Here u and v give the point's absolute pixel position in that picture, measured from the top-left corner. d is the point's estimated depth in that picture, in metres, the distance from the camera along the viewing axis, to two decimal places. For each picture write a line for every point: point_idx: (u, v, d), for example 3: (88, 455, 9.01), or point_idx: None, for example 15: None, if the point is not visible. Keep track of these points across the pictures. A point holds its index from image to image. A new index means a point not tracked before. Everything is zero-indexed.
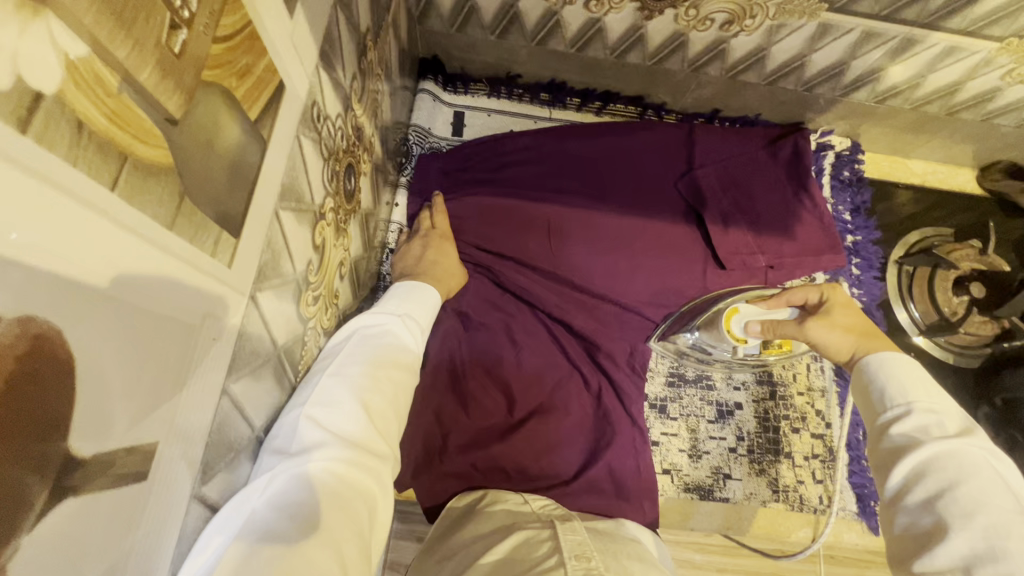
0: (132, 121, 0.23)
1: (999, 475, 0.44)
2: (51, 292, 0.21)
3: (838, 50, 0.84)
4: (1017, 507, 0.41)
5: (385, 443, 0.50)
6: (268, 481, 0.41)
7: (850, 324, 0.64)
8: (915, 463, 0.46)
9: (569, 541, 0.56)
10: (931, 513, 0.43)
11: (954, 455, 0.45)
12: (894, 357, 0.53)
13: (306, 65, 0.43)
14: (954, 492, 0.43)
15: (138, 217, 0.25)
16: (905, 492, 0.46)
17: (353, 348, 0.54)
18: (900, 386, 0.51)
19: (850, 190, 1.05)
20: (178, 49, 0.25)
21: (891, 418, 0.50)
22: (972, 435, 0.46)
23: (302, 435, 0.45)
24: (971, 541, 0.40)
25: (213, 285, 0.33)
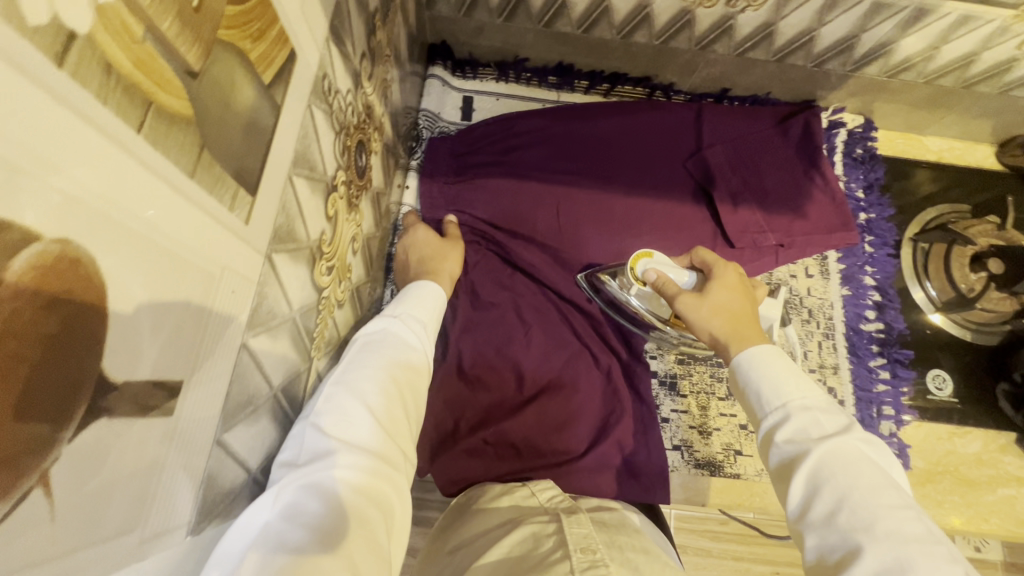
0: (154, 69, 0.25)
1: (876, 467, 0.47)
2: (86, 221, 0.22)
3: (847, 23, 0.83)
4: (900, 501, 0.44)
5: (396, 447, 0.50)
6: (275, 496, 0.41)
7: (723, 306, 0.66)
8: (809, 473, 0.48)
9: (574, 535, 0.55)
10: (835, 527, 0.45)
11: (838, 456, 0.47)
12: (760, 354, 0.57)
13: (317, 37, 0.45)
14: (847, 502, 0.45)
15: (162, 161, 0.27)
16: (806, 507, 0.47)
17: (355, 353, 0.54)
18: (775, 388, 0.53)
19: (863, 167, 1.04)
20: (195, 4, 0.27)
21: (774, 425, 0.52)
22: (849, 429, 0.49)
23: (308, 446, 0.45)
24: (877, 552, 0.41)
25: (231, 239, 0.35)
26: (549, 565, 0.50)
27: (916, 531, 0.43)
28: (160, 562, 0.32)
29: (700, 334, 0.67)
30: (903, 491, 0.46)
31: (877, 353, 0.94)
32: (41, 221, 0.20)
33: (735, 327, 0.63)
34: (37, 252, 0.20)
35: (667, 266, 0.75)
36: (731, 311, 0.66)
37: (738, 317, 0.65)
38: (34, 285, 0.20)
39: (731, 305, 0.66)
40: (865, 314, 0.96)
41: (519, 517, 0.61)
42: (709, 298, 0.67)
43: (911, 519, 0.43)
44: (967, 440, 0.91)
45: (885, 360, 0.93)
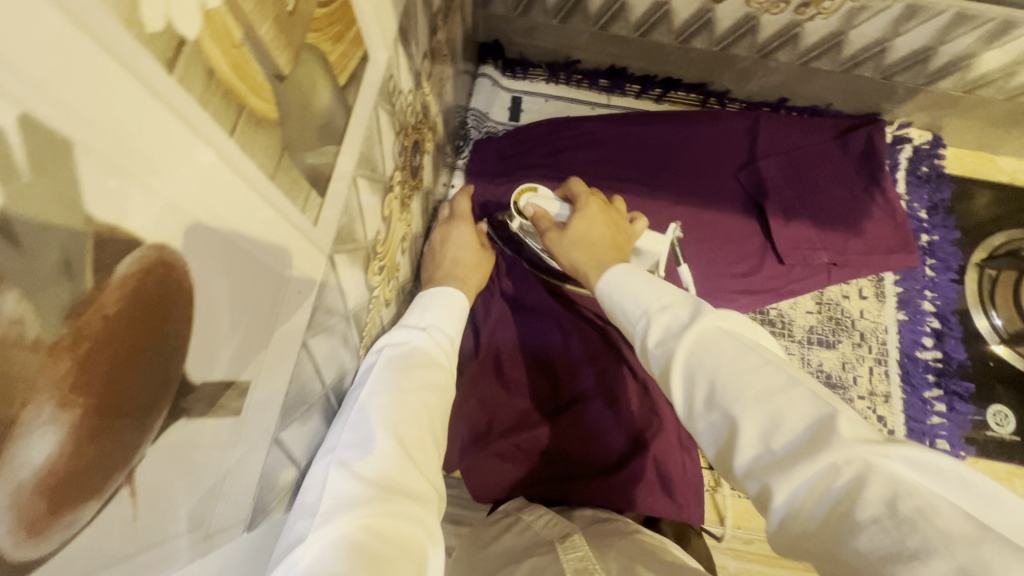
0: (249, 73, 0.25)
1: (737, 335, 0.38)
2: (182, 225, 0.22)
3: (925, 34, 0.78)
4: (763, 357, 0.36)
5: (426, 482, 0.46)
6: (299, 551, 0.36)
7: (582, 235, 0.63)
8: (681, 370, 0.38)
9: (571, 564, 0.51)
10: (717, 415, 0.36)
11: (703, 336, 0.39)
12: (616, 271, 0.49)
13: (387, 38, 0.44)
14: (717, 383, 0.36)
15: (248, 164, 0.27)
16: (689, 403, 0.38)
17: (381, 374, 0.52)
18: (632, 296, 0.45)
19: (927, 186, 0.98)
20: (290, 8, 0.26)
21: (642, 337, 0.43)
22: (704, 305, 0.41)
23: (333, 487, 0.41)
24: (751, 420, 0.34)
25: (301, 240, 0.35)
26: None
27: (782, 380, 0.35)
28: (219, 558, 0.32)
29: (567, 265, 0.64)
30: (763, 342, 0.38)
31: (933, 384, 0.89)
32: (143, 225, 0.20)
33: (589, 252, 0.60)
34: (138, 256, 0.20)
35: (546, 201, 0.73)
36: (588, 239, 0.63)
37: (597, 242, 0.62)
38: (134, 289, 0.20)
39: (586, 234, 0.63)
40: (922, 340, 0.91)
41: (524, 548, 0.57)
42: (571, 229, 0.65)
43: (775, 371, 0.35)
44: None
45: (942, 391, 0.88)
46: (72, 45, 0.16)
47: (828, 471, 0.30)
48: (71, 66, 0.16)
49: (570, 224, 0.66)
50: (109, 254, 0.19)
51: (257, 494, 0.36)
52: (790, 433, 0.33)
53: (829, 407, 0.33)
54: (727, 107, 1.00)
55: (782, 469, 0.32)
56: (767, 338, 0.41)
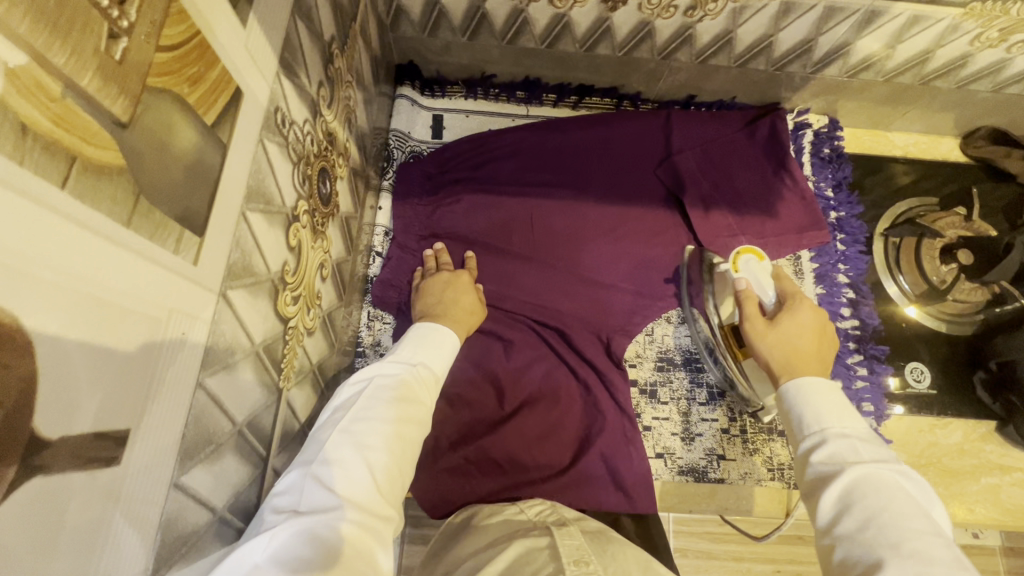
0: (77, 125, 0.25)
1: (910, 496, 0.47)
2: (5, 282, 0.22)
3: (803, 27, 0.84)
4: (930, 526, 0.44)
5: (388, 506, 0.49)
6: (270, 540, 0.42)
7: (790, 338, 0.67)
8: (840, 492, 0.48)
9: (567, 546, 0.53)
10: (863, 543, 0.44)
11: (875, 479, 0.48)
12: (807, 384, 0.59)
13: (265, 73, 0.45)
14: (877, 520, 0.45)
15: (91, 213, 0.27)
16: (836, 523, 0.47)
17: (367, 400, 0.54)
18: (819, 415, 0.56)
19: (831, 166, 1.05)
20: (119, 56, 0.26)
21: (812, 447, 0.54)
22: (890, 459, 0.50)
23: (306, 496, 0.46)
24: (898, 563, 0.41)
25: (178, 281, 0.35)
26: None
27: (943, 551, 0.42)
28: None
29: (757, 358, 0.69)
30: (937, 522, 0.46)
31: (853, 350, 0.94)
32: None
33: (790, 360, 0.65)
34: None
35: (763, 274, 0.82)
36: (795, 344, 0.66)
37: (800, 355, 0.65)
38: None
39: (799, 339, 0.67)
40: (841, 311, 0.96)
41: (514, 532, 0.60)
42: (775, 329, 0.68)
43: (940, 543, 0.42)
44: (948, 431, 0.92)
45: (862, 356, 0.93)
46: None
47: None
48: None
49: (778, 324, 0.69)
50: None
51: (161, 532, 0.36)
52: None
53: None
54: (640, 107, 1.05)
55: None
56: (937, 514, 0.48)
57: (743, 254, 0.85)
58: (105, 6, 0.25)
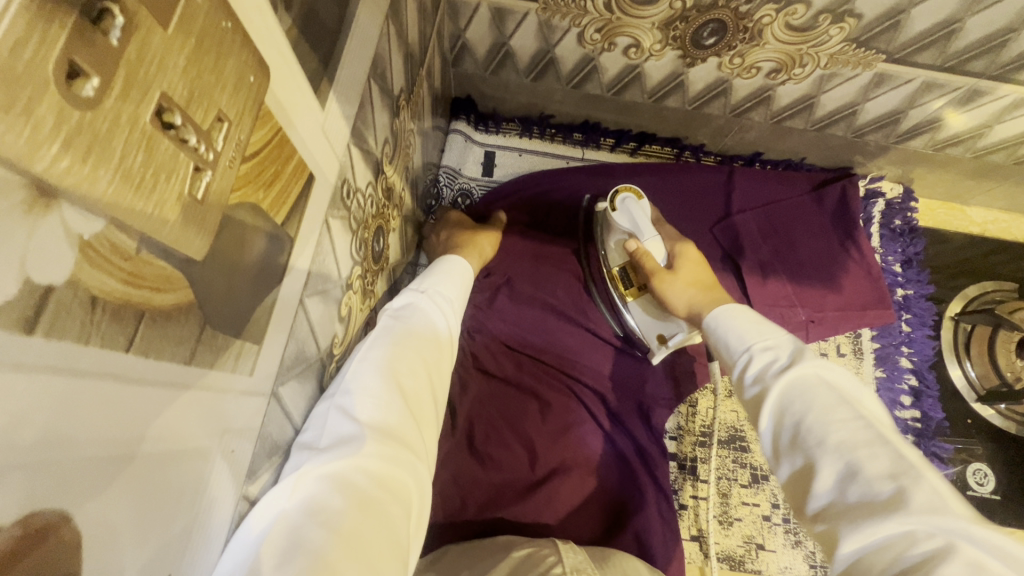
0: (151, 276, 0.22)
1: (835, 387, 0.40)
2: (56, 482, 0.19)
3: (895, 99, 0.79)
4: (857, 412, 0.38)
5: (419, 435, 0.46)
6: (298, 477, 0.38)
7: (692, 286, 0.67)
8: (771, 408, 0.42)
9: (570, 559, 0.56)
10: (799, 455, 0.39)
11: (799, 382, 0.42)
12: (726, 311, 0.53)
13: (337, 148, 0.42)
14: (804, 424, 0.39)
15: (153, 366, 0.24)
16: (774, 437, 0.42)
17: (384, 330, 0.52)
18: (738, 333, 0.50)
19: (901, 240, 0.98)
20: (200, 194, 0.23)
21: (738, 369, 0.47)
22: (806, 352, 0.44)
23: (330, 429, 0.42)
24: (830, 466, 0.36)
25: (233, 397, 0.32)
26: None
27: (867, 433, 0.37)
28: None
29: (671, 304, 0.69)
30: (869, 403, 0.39)
31: (912, 444, 0.88)
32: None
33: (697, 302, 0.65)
34: None
35: (641, 215, 0.75)
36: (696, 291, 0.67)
37: (701, 295, 0.66)
38: None
39: (699, 285, 0.67)
40: (900, 399, 0.90)
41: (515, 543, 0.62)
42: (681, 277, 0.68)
43: (866, 426, 0.37)
44: None
45: (920, 452, 0.87)
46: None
47: (903, 538, 0.31)
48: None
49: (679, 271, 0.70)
50: None
51: (222, 545, 0.34)
52: (866, 486, 0.34)
53: (917, 472, 0.34)
54: (701, 160, 1.00)
55: (849, 511, 0.34)
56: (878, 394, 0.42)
57: (621, 189, 0.77)
58: (193, 144, 0.22)
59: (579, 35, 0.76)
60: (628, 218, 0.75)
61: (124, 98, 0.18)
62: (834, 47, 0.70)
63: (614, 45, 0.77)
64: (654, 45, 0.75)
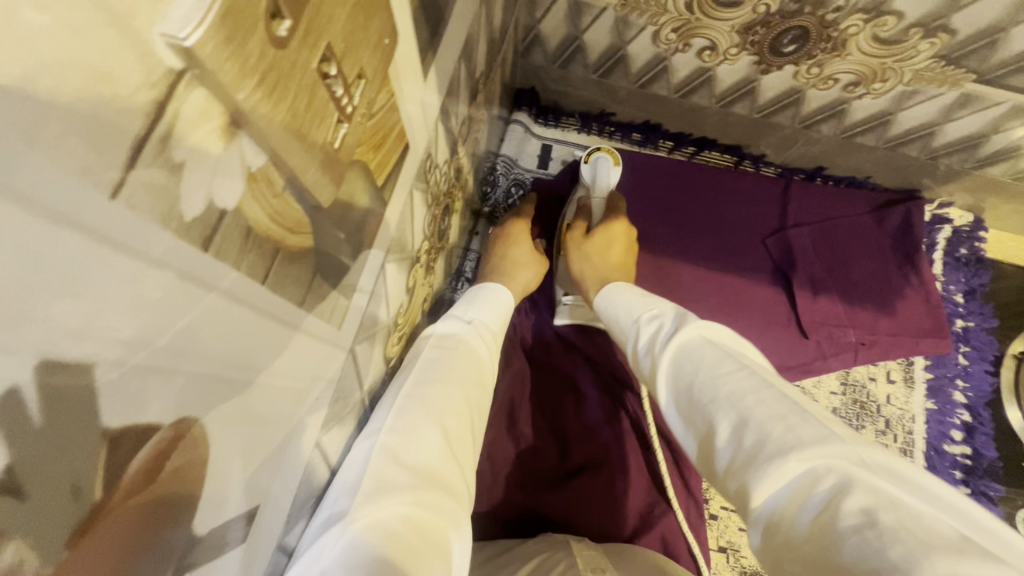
0: (289, 217, 0.24)
1: (717, 344, 0.40)
2: (201, 393, 0.21)
3: (979, 122, 0.76)
4: (739, 361, 0.38)
5: (463, 480, 0.42)
6: (341, 532, 0.35)
7: (594, 252, 0.70)
8: (666, 375, 0.41)
9: (584, 558, 0.57)
10: (699, 416, 0.38)
11: (686, 345, 0.42)
12: (614, 288, 0.57)
13: (428, 121, 0.43)
14: (696, 384, 0.38)
15: (278, 303, 0.25)
16: (675, 406, 0.40)
17: (427, 363, 0.50)
18: (630, 309, 0.51)
19: (965, 269, 0.95)
20: (337, 143, 0.25)
21: (632, 347, 0.49)
22: (687, 315, 0.45)
23: (373, 470, 0.39)
24: (727, 420, 0.35)
25: (325, 346, 0.33)
26: None
27: (750, 383, 0.36)
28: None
29: (572, 269, 0.71)
30: (747, 351, 0.40)
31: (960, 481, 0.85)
32: (162, 410, 0.19)
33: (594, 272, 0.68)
34: (154, 442, 0.19)
35: (608, 176, 0.83)
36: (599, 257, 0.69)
37: (604, 264, 0.69)
38: (143, 479, 0.18)
39: (603, 252, 0.70)
40: (950, 433, 0.88)
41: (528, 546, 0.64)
42: (589, 242, 0.71)
43: (748, 374, 0.37)
44: None
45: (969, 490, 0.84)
46: (74, 258, 0.13)
47: (807, 479, 0.31)
48: (79, 287, 0.14)
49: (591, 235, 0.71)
50: (123, 457, 0.17)
51: (294, 489, 0.35)
52: (758, 430, 0.33)
53: (796, 410, 0.34)
54: (761, 170, 0.98)
55: (750, 459, 0.33)
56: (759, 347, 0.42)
57: (599, 150, 0.85)
58: (339, 95, 0.24)
59: (654, 34, 0.76)
60: (589, 170, 0.85)
61: (302, 45, 0.20)
62: (922, 63, 0.68)
63: (689, 46, 0.76)
64: (730, 49, 0.74)
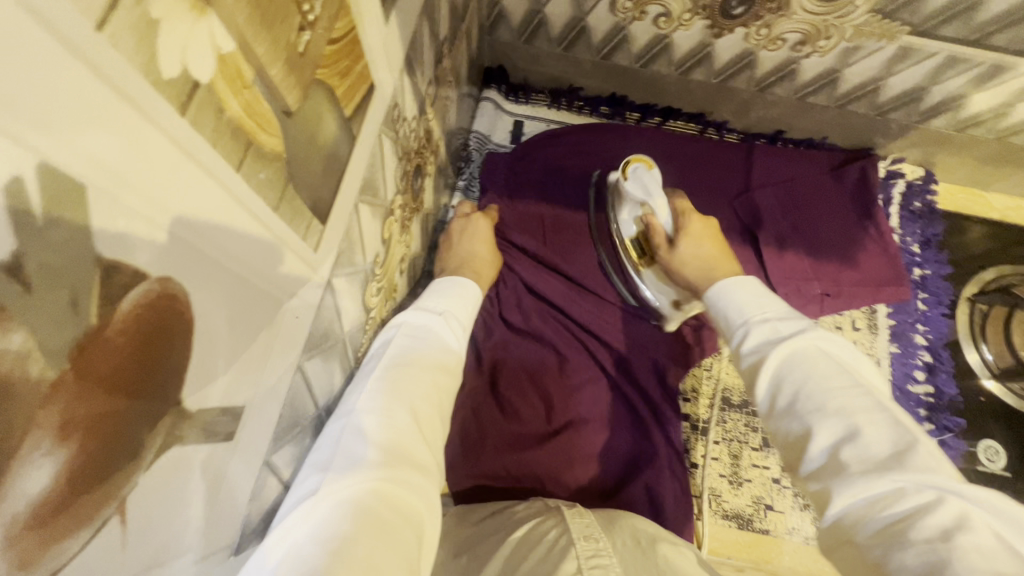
0: (259, 112, 0.26)
1: (833, 358, 0.42)
2: (184, 259, 0.23)
3: (918, 74, 0.81)
4: (852, 379, 0.40)
5: (431, 456, 0.44)
6: (311, 506, 0.37)
7: (698, 259, 0.68)
8: (771, 376, 0.43)
9: (576, 523, 0.56)
10: (795, 419, 0.40)
11: (797, 353, 0.43)
12: (728, 282, 0.53)
13: (393, 69, 0.46)
14: (804, 392, 0.41)
15: (254, 197, 0.27)
16: (771, 404, 0.43)
17: (397, 349, 0.50)
18: (734, 303, 0.51)
19: (920, 221, 1.00)
20: (301, 48, 0.27)
21: (737, 342, 0.48)
22: (807, 325, 0.45)
23: (344, 447, 0.41)
24: (827, 429, 0.38)
25: (301, 266, 0.35)
26: (556, 553, 0.51)
27: (862, 401, 0.38)
28: (224, 486, 0.32)
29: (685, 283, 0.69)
30: (861, 372, 0.41)
31: (924, 418, 0.89)
32: (149, 260, 0.21)
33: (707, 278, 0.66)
34: (142, 290, 0.21)
35: (652, 184, 0.77)
36: (703, 262, 0.68)
37: (714, 265, 0.66)
38: (134, 323, 0.21)
39: (705, 258, 0.68)
40: (914, 374, 0.92)
41: (517, 512, 0.64)
42: (684, 254, 0.69)
43: (862, 394, 0.39)
44: None
45: (933, 426, 0.88)
46: (66, 73, 0.16)
47: (895, 492, 0.33)
48: (71, 107, 0.16)
49: (685, 245, 0.70)
50: (115, 290, 0.19)
51: (280, 408, 0.38)
52: (862, 450, 0.36)
53: (908, 437, 0.36)
54: (725, 136, 1.02)
55: (842, 472, 0.36)
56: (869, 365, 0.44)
57: (633, 161, 0.79)
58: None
59: (611, 3, 0.80)
60: (638, 186, 0.78)
61: None
62: (860, 18, 0.73)
63: (645, 13, 0.80)
64: (684, 14, 0.79)
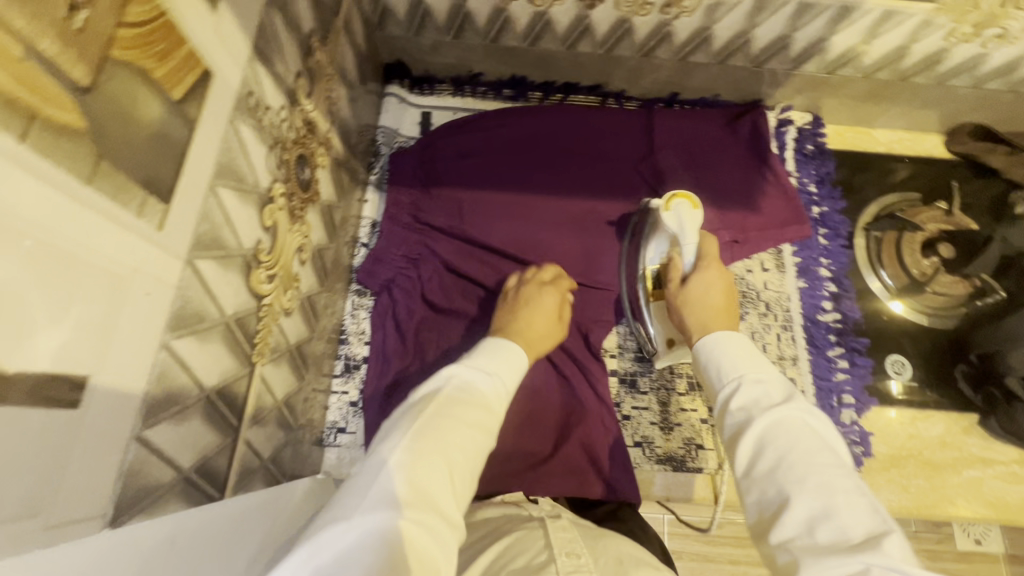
0: (38, 86, 0.28)
1: (816, 432, 0.47)
2: None
3: (779, 23, 0.86)
4: (835, 460, 0.44)
5: (457, 511, 0.45)
6: (344, 529, 0.39)
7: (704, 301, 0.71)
8: (755, 441, 0.47)
9: (557, 537, 0.50)
10: (777, 488, 0.44)
11: (785, 421, 0.47)
12: (722, 335, 0.59)
13: (238, 58, 0.48)
14: (786, 461, 0.45)
15: (54, 170, 0.29)
16: (750, 467, 0.47)
17: (441, 399, 0.52)
18: (732, 363, 0.55)
19: (814, 161, 1.06)
20: (79, 25, 0.30)
21: (726, 395, 0.53)
22: (795, 396, 0.50)
23: (383, 483, 0.43)
24: (803, 505, 0.42)
25: (144, 244, 0.37)
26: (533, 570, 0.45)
27: (843, 483, 0.43)
28: (75, 457, 0.33)
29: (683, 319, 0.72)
30: (842, 454, 0.46)
31: (835, 343, 0.95)
32: None
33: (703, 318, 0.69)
34: None
35: (688, 224, 0.79)
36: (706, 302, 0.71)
37: (715, 309, 0.70)
38: None
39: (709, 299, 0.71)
40: (822, 304, 0.97)
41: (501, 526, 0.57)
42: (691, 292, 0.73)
43: (843, 475, 0.43)
44: (930, 423, 0.92)
45: (842, 349, 0.94)
46: None
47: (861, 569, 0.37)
48: None
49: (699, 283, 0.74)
50: None
51: (146, 385, 0.39)
52: (835, 530, 0.40)
53: (881, 526, 0.40)
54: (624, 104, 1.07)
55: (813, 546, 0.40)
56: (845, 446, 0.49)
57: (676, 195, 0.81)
58: None
59: None
60: (678, 223, 0.80)
61: None
62: None
63: None
64: None
